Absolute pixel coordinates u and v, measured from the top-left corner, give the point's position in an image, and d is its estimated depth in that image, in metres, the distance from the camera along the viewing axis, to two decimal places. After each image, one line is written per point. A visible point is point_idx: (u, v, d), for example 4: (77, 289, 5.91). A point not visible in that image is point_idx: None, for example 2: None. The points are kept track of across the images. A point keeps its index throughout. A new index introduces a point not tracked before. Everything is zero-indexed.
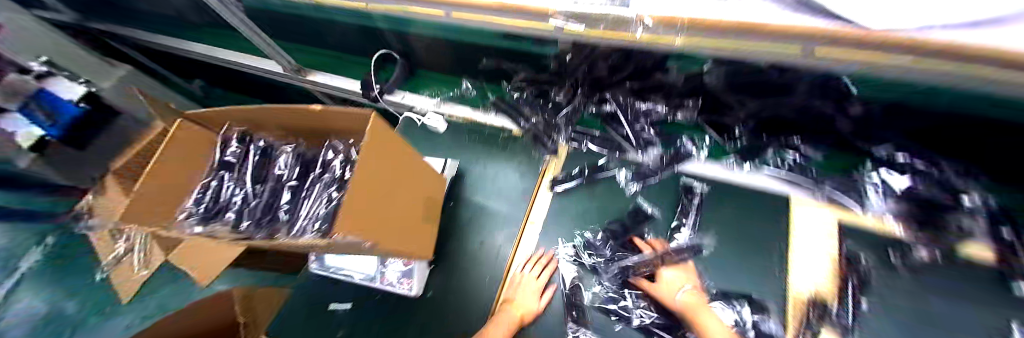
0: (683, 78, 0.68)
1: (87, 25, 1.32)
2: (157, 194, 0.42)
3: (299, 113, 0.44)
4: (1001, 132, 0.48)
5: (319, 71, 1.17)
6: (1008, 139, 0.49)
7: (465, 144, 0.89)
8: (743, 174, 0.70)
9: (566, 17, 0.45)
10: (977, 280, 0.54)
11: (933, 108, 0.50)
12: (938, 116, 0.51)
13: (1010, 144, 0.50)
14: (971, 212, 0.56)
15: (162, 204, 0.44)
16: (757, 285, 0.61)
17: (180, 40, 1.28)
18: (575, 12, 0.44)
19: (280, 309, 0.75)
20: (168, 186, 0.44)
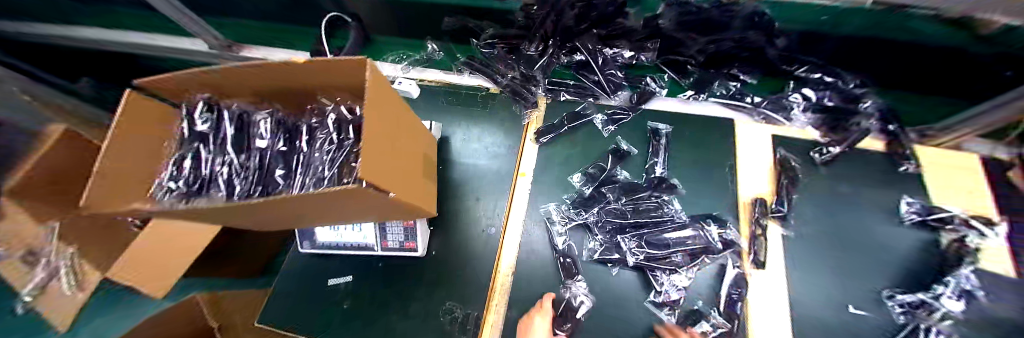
0: (642, 23, 0.79)
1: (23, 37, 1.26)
2: (113, 180, 0.37)
3: (273, 65, 0.39)
4: (888, 42, 0.70)
5: (259, 46, 1.20)
6: (901, 46, 0.70)
7: (442, 107, 0.87)
8: (695, 106, 0.81)
9: None
10: (883, 166, 0.70)
11: (833, 35, 0.72)
12: (839, 41, 0.73)
13: (898, 52, 0.72)
14: (868, 114, 0.74)
15: (125, 186, 0.39)
16: (716, 202, 0.69)
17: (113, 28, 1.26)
18: None
19: (271, 294, 0.70)
20: (125, 158, 0.39)
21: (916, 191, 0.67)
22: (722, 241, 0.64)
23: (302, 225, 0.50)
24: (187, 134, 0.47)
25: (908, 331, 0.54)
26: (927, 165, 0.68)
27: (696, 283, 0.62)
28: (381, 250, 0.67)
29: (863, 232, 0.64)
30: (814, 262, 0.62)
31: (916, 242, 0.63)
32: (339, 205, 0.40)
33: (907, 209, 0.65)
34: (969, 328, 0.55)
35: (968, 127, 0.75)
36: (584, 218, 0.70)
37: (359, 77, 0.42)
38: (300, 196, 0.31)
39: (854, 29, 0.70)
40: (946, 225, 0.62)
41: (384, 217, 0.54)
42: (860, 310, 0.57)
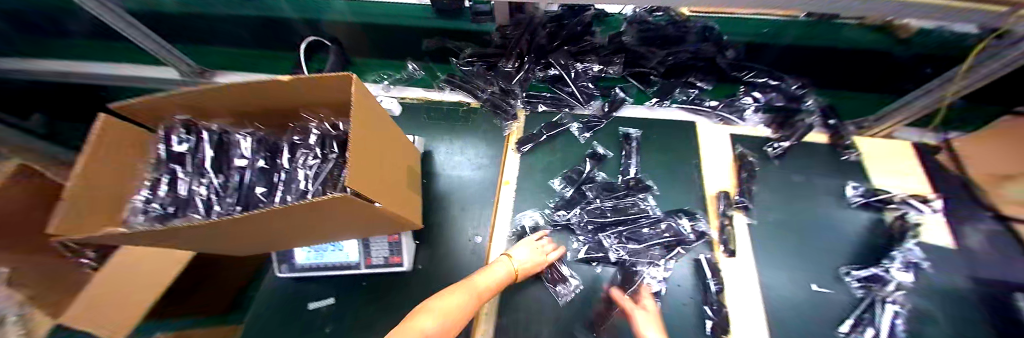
0: (608, 40, 0.89)
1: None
2: (85, 202, 0.37)
3: (261, 86, 0.41)
4: (813, 50, 0.85)
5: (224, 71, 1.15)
6: (826, 53, 0.85)
7: (425, 123, 0.89)
8: (660, 111, 0.86)
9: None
10: (829, 155, 0.77)
11: (771, 46, 0.86)
12: (778, 51, 0.87)
13: (827, 58, 0.86)
14: (811, 111, 0.81)
15: (98, 207, 0.39)
16: (687, 197, 0.73)
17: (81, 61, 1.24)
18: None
19: (245, 321, 0.66)
20: (98, 181, 0.39)
21: (859, 175, 0.74)
22: (696, 233, 0.68)
23: (283, 241, 0.50)
24: (163, 156, 0.47)
25: (866, 304, 0.59)
26: (863, 152, 0.77)
27: (677, 275, 0.64)
28: (365, 268, 0.65)
29: (820, 216, 0.70)
30: (779, 247, 0.67)
31: (865, 222, 0.69)
32: (327, 216, 0.41)
33: (852, 192, 0.71)
34: (921, 297, 0.61)
35: (900, 115, 0.78)
36: (567, 219, 0.72)
37: (341, 93, 0.44)
38: (278, 209, 0.31)
39: (791, 40, 0.85)
40: (889, 204, 0.69)
41: (368, 231, 0.55)
42: (823, 288, 0.62)
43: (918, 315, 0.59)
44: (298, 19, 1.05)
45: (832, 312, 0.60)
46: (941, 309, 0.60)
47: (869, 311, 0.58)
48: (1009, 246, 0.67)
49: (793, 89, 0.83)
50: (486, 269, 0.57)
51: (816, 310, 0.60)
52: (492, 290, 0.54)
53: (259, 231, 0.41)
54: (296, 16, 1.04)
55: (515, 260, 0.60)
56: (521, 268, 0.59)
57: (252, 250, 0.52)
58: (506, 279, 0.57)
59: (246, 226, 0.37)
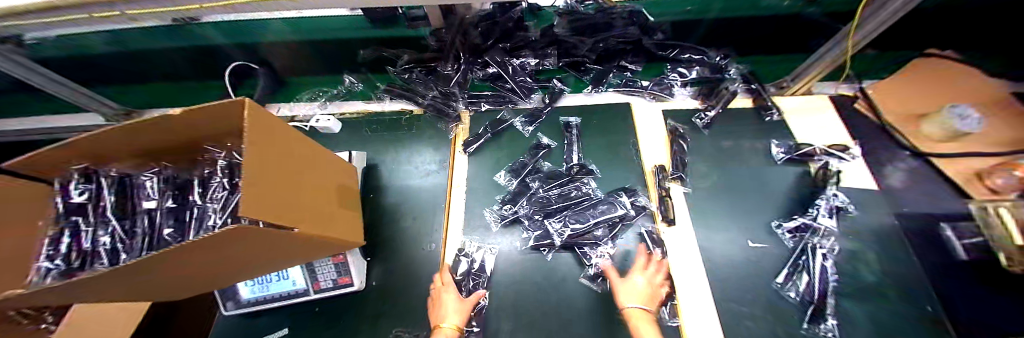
0: (540, 33, 0.88)
1: None
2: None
3: (152, 124, 0.40)
4: (742, 21, 0.86)
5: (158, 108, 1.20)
6: (753, 22, 0.86)
7: (368, 137, 0.89)
8: (597, 97, 0.89)
9: None
10: (756, 117, 0.81)
11: (702, 20, 0.87)
12: (710, 22, 0.87)
13: (752, 26, 0.87)
14: (734, 79, 0.85)
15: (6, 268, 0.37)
16: (627, 175, 0.76)
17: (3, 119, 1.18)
18: None
19: None
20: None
21: (782, 133, 0.78)
22: (635, 206, 0.71)
23: (219, 276, 0.50)
24: (61, 210, 0.45)
25: (799, 252, 0.63)
26: (783, 110, 0.82)
27: (623, 252, 0.67)
28: (315, 293, 0.65)
29: (750, 177, 0.74)
30: (714, 211, 0.70)
31: (792, 177, 0.73)
32: (254, 245, 0.42)
33: (777, 150, 0.76)
34: (847, 240, 0.65)
35: (810, 73, 0.81)
36: (514, 211, 0.74)
37: (237, 117, 0.43)
38: (184, 247, 0.33)
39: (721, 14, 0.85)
40: (810, 157, 0.73)
41: (308, 255, 0.56)
42: (758, 244, 0.66)
43: (845, 258, 0.63)
44: (229, 44, 0.99)
45: (768, 265, 0.63)
46: (866, 247, 0.64)
47: (802, 258, 0.62)
48: (924, 180, 0.72)
49: (716, 60, 0.88)
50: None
51: (754, 265, 0.64)
52: None
53: (184, 270, 0.42)
54: (225, 42, 0.98)
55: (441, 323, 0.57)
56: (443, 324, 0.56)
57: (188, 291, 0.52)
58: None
59: (163, 267, 0.38)
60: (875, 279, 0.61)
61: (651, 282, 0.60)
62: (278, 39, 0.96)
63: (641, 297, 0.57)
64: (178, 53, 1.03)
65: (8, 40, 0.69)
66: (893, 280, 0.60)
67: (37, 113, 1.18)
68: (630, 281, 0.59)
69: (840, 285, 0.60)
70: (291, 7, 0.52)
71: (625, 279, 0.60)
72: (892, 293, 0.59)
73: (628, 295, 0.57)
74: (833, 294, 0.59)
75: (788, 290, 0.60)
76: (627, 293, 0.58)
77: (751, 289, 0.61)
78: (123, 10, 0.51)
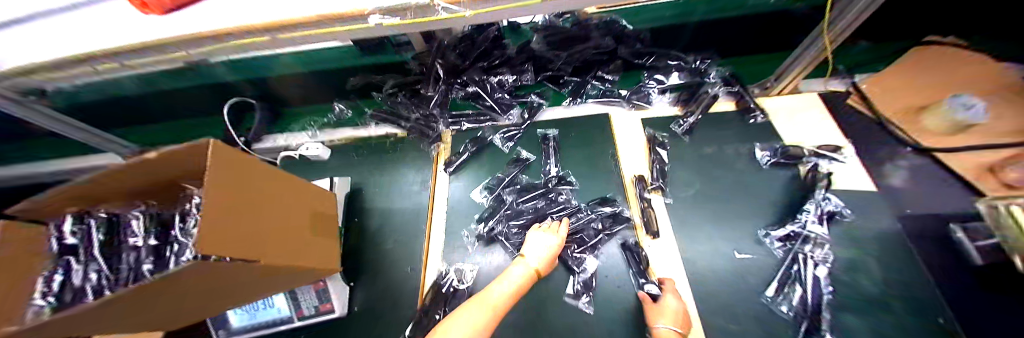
0: (518, 49, 0.89)
1: None
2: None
3: (128, 168, 0.44)
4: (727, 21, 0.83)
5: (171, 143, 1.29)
6: (738, 22, 0.83)
7: (354, 162, 0.93)
8: (576, 109, 0.89)
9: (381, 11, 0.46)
10: (742, 121, 0.78)
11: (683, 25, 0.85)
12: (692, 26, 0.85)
13: (736, 25, 0.84)
14: (714, 83, 0.82)
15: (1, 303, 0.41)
16: (607, 186, 0.75)
17: (35, 161, 1.28)
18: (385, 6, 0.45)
19: None
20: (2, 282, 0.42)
21: (769, 136, 0.75)
22: (615, 218, 0.70)
23: (210, 306, 0.52)
24: (55, 251, 0.50)
25: (789, 261, 0.60)
26: (769, 110, 0.79)
27: (604, 267, 0.66)
28: (298, 321, 0.67)
29: (735, 183, 0.71)
30: (699, 221, 0.67)
31: (781, 182, 0.69)
32: (231, 275, 0.45)
33: (763, 154, 0.72)
34: (843, 248, 0.61)
35: (795, 68, 0.75)
36: (491, 229, 0.74)
37: (199, 157, 0.45)
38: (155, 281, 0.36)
39: (705, 17, 0.82)
40: (800, 159, 0.69)
41: (291, 281, 0.58)
42: (744, 254, 0.62)
43: (844, 267, 0.59)
44: (238, 81, 1.07)
45: (758, 277, 0.60)
46: (865, 253, 0.60)
47: (793, 268, 0.59)
48: (929, 177, 0.67)
49: (695, 64, 0.85)
50: (506, 275, 0.58)
51: (742, 278, 0.60)
52: (510, 298, 0.54)
53: (173, 300, 0.44)
54: (234, 79, 1.07)
55: (531, 260, 0.60)
56: (540, 266, 0.60)
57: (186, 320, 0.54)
58: (529, 281, 0.58)
59: (146, 297, 0.40)
60: (879, 288, 0.56)
61: (683, 309, 0.54)
62: (285, 73, 1.04)
63: (672, 320, 0.52)
64: (197, 91, 1.13)
65: (34, 93, 0.77)
66: (900, 290, 0.55)
67: (64, 155, 1.27)
68: (664, 304, 0.54)
69: (837, 296, 0.56)
70: (266, 48, 0.55)
71: (655, 303, 0.55)
72: (896, 305, 0.54)
73: (659, 316, 0.52)
74: (830, 307, 0.55)
75: (781, 304, 0.57)
76: (657, 315, 0.53)
77: (740, 303, 0.58)
78: (121, 62, 0.57)
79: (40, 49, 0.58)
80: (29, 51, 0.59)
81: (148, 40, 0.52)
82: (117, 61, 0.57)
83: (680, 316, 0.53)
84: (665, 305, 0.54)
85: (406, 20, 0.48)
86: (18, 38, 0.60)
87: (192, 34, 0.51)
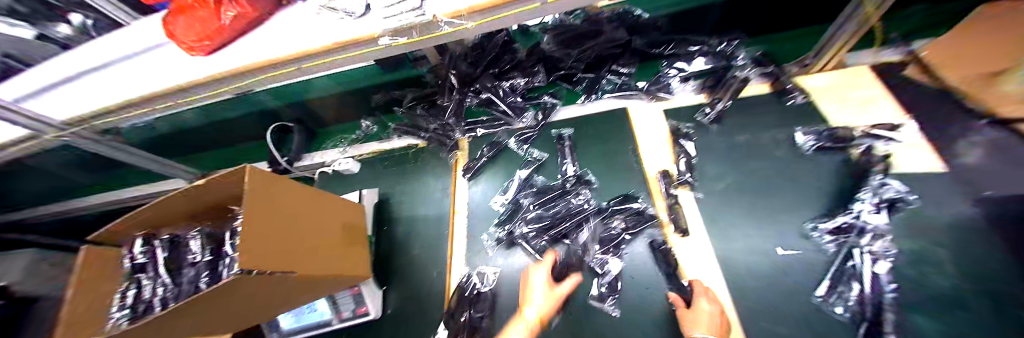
0: (528, 52, 0.90)
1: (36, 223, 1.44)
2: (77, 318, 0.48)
3: (186, 194, 0.49)
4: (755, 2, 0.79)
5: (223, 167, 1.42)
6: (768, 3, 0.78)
7: (380, 174, 0.96)
8: (593, 105, 0.86)
9: (390, 35, 0.49)
10: (777, 106, 0.72)
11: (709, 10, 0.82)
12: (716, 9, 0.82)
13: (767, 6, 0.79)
14: (743, 66, 0.77)
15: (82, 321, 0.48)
16: (629, 183, 0.72)
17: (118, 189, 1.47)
18: (393, 28, 0.48)
19: None
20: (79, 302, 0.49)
21: (810, 120, 0.68)
22: (642, 217, 0.67)
23: (262, 311, 0.57)
24: (132, 268, 0.57)
25: (842, 257, 0.54)
26: (809, 89, 0.72)
27: (631, 267, 0.63)
28: (338, 323, 0.71)
29: (772, 173, 0.65)
30: (732, 217, 0.63)
31: (826, 169, 0.63)
32: (269, 288, 0.49)
33: (805, 138, 0.65)
34: (907, 239, 0.54)
35: (836, 43, 0.67)
36: (510, 231, 0.74)
37: (236, 181, 0.49)
38: (208, 292, 0.40)
39: None
40: (850, 142, 0.62)
41: (329, 288, 0.62)
42: (790, 250, 0.57)
43: (908, 261, 0.52)
44: (279, 106, 1.19)
45: (804, 275, 0.54)
46: (933, 244, 0.53)
47: (848, 264, 0.53)
48: None
49: (719, 48, 0.81)
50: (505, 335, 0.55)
51: (785, 276, 0.55)
52: None
53: (225, 309, 0.49)
54: (276, 104, 1.18)
55: (531, 311, 0.57)
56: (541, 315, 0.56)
57: (247, 322, 0.60)
58: None
59: (198, 307, 0.44)
60: (947, 281, 0.49)
61: (721, 313, 0.50)
62: (318, 96, 1.14)
63: (710, 328, 0.48)
64: (243, 119, 1.24)
65: (110, 131, 0.89)
66: (975, 284, 0.48)
67: (139, 183, 1.45)
68: (698, 309, 0.51)
69: (902, 294, 0.50)
70: (294, 76, 0.60)
71: (691, 308, 0.52)
72: (977, 302, 0.47)
73: (694, 324, 0.49)
74: (894, 308, 0.49)
75: (835, 305, 0.51)
76: (692, 322, 0.49)
77: (783, 304, 0.53)
78: (178, 98, 0.65)
79: (111, 93, 0.67)
80: (104, 95, 0.68)
81: (200, 78, 0.60)
82: (177, 98, 0.65)
83: (719, 323, 0.49)
84: (700, 311, 0.50)
85: (412, 39, 0.49)
86: (99, 84, 0.70)
87: (234, 69, 0.58)
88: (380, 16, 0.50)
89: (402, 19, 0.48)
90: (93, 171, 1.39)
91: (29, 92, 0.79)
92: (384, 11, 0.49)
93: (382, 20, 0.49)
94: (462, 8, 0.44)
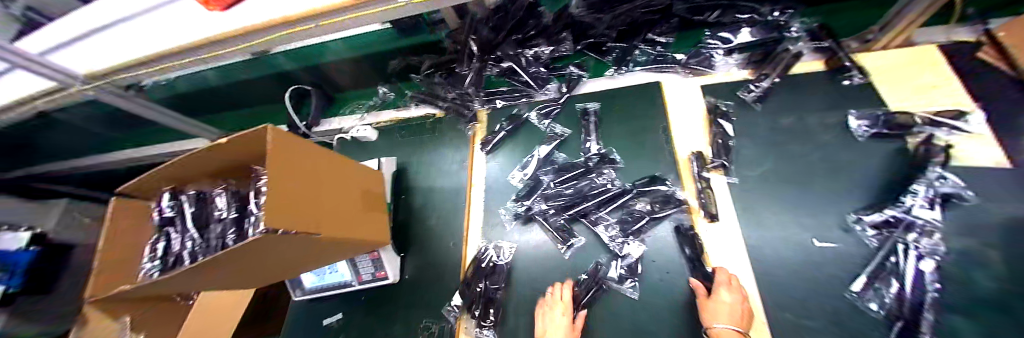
0: (555, 17, 0.85)
1: (75, 172, 1.52)
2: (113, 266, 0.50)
3: (213, 152, 0.49)
4: None
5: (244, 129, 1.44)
6: None
7: (399, 142, 0.95)
8: (624, 79, 0.81)
9: None
10: (829, 88, 0.66)
11: None
12: None
13: None
14: (796, 38, 0.71)
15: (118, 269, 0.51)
16: (658, 163, 0.69)
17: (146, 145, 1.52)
18: None
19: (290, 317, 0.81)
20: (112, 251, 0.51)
21: (866, 104, 0.63)
22: (668, 201, 0.65)
23: (284, 270, 0.58)
24: (160, 222, 0.58)
25: (885, 252, 0.51)
26: (869, 69, 0.66)
27: (653, 251, 0.62)
28: (358, 284, 0.74)
29: (815, 160, 0.61)
30: (765, 205, 0.60)
31: (876, 159, 0.58)
32: (291, 249, 0.49)
33: (858, 123, 0.61)
34: (956, 237, 0.50)
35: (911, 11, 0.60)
36: (529, 208, 0.72)
37: (259, 141, 0.48)
38: (228, 253, 0.40)
39: None
40: (909, 129, 0.57)
41: (348, 252, 0.63)
42: (827, 242, 0.54)
43: (955, 259, 0.48)
44: (297, 69, 1.15)
45: (838, 269, 0.52)
46: (984, 243, 0.49)
47: (889, 260, 0.50)
48: None
49: (772, 17, 0.75)
50: None
51: (816, 268, 0.53)
52: None
53: (246, 268, 0.50)
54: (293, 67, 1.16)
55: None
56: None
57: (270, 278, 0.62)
58: None
59: (219, 266, 0.45)
60: (992, 282, 0.46)
61: (743, 304, 0.49)
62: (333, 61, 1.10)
63: (731, 318, 0.47)
64: (260, 81, 1.23)
65: (133, 88, 0.89)
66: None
67: (164, 140, 1.49)
68: (719, 299, 0.49)
69: (945, 294, 0.47)
70: (317, 34, 0.58)
71: (711, 297, 0.50)
72: None
73: (714, 315, 0.47)
74: (933, 307, 0.46)
75: (869, 301, 0.48)
76: (712, 313, 0.48)
77: (810, 296, 0.51)
78: (198, 54, 0.63)
79: (133, 46, 0.66)
80: (127, 48, 0.67)
81: (216, 35, 0.57)
82: (197, 54, 0.63)
83: (740, 314, 0.47)
84: (721, 300, 0.49)
85: None
86: (122, 37, 0.70)
87: (252, 24, 0.55)
88: None
89: None
90: (122, 127, 1.43)
91: (54, 44, 0.78)
92: None
93: None
94: None
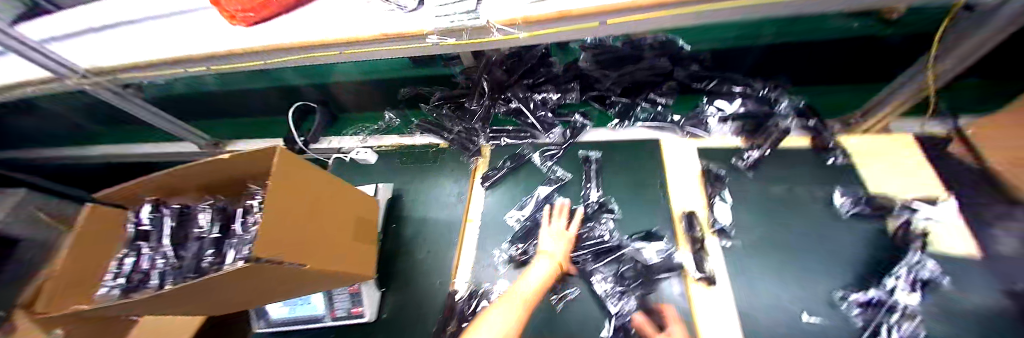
0: (564, 68, 0.92)
1: (41, 163, 1.43)
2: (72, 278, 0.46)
3: (211, 164, 0.48)
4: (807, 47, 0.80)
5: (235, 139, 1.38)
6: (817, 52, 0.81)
7: (399, 169, 0.95)
8: (624, 131, 0.85)
9: (438, 33, 0.48)
10: (815, 163, 0.71)
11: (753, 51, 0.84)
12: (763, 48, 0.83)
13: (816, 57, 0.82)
14: (786, 114, 0.77)
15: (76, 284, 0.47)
16: (653, 218, 0.71)
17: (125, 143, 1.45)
18: (444, 28, 0.47)
19: None
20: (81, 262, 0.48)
21: (849, 182, 0.67)
22: (663, 258, 0.64)
23: (260, 299, 0.53)
24: (134, 234, 0.54)
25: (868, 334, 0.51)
26: (850, 152, 0.71)
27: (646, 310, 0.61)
28: (331, 320, 0.69)
29: (805, 232, 0.63)
30: (755, 271, 0.61)
31: (862, 235, 0.61)
32: (277, 277, 0.46)
33: (842, 201, 0.64)
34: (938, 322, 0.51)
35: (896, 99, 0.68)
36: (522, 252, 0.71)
37: (262, 160, 0.48)
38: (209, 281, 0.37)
39: (774, 39, 0.81)
40: (887, 211, 0.61)
41: (329, 285, 0.59)
42: (814, 317, 0.54)
43: None
44: (308, 85, 1.19)
45: None
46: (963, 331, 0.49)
47: None
48: None
49: (763, 93, 0.81)
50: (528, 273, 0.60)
51: None
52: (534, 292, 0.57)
53: (224, 294, 0.45)
54: (303, 83, 1.18)
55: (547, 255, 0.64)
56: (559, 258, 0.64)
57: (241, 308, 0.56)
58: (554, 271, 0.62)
59: (204, 289, 0.41)
60: None
61: None
62: (348, 79, 1.13)
63: None
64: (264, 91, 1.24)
65: (130, 86, 0.88)
66: None
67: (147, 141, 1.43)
68: None
69: None
70: (335, 60, 0.59)
71: None
72: None
73: None
74: None
75: None
76: None
77: None
78: (210, 66, 0.64)
79: (144, 48, 0.66)
80: (138, 49, 0.67)
81: (235, 50, 0.58)
82: (209, 64, 0.64)
83: None
84: None
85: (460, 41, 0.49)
86: (134, 35, 0.70)
87: (275, 44, 0.56)
88: (431, 15, 0.49)
89: (453, 20, 0.46)
90: (106, 122, 1.38)
91: (62, 34, 0.78)
92: (437, 10, 0.48)
93: (432, 18, 0.48)
94: (518, 16, 0.43)
